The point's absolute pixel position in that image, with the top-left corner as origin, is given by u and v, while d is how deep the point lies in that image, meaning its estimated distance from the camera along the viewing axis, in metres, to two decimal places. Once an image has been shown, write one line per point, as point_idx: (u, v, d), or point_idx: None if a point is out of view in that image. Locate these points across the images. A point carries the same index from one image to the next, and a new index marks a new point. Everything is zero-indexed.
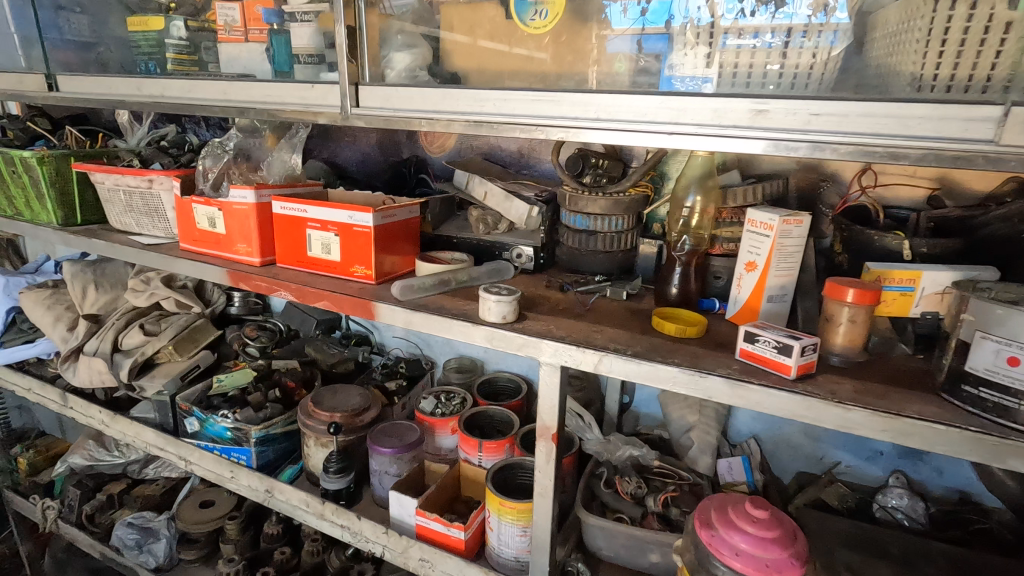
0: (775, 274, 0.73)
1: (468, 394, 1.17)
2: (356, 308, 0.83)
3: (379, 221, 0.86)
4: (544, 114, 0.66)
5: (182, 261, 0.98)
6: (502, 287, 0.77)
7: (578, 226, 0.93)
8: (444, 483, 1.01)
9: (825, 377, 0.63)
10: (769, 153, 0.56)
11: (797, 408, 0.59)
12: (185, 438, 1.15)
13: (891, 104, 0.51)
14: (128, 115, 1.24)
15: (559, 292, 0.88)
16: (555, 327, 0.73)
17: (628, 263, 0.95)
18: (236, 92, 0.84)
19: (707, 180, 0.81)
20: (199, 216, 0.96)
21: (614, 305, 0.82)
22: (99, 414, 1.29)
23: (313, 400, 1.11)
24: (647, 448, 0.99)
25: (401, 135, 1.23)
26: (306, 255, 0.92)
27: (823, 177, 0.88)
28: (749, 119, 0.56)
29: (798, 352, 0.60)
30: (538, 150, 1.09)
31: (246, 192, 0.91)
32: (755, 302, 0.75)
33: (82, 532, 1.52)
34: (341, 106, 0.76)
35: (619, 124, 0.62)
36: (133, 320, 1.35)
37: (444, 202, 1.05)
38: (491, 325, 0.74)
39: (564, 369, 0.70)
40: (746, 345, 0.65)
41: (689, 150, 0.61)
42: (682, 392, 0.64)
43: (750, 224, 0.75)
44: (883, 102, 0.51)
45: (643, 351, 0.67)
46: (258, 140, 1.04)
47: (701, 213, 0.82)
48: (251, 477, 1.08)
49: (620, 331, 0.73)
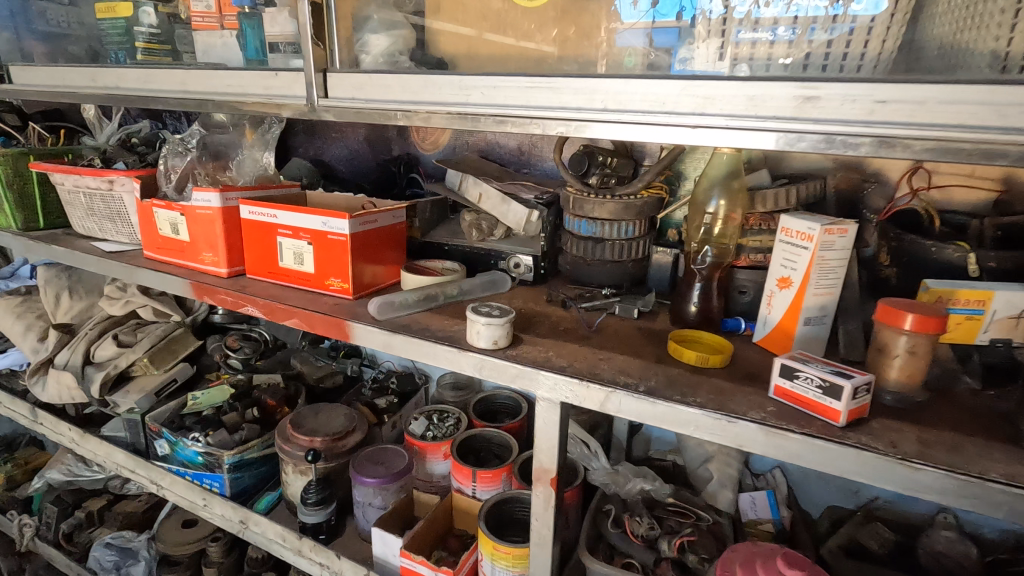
0: (815, 292, 0.62)
1: (463, 414, 1.06)
2: (328, 328, 0.73)
3: (356, 228, 0.76)
4: (541, 104, 0.55)
5: (144, 271, 0.88)
6: (494, 305, 0.66)
7: (583, 232, 0.83)
8: (433, 518, 0.91)
9: (881, 421, 0.51)
10: (770, 147, 0.47)
11: (849, 464, 0.48)
12: (156, 461, 1.07)
13: (982, 86, 0.40)
14: (96, 110, 1.15)
15: (561, 309, 0.77)
16: (554, 354, 0.63)
17: (639, 274, 0.85)
18: (194, 82, 0.74)
19: (733, 180, 0.70)
20: (161, 222, 0.86)
21: (623, 325, 0.72)
22: (69, 431, 1.21)
23: (292, 422, 1.01)
24: (660, 481, 0.89)
25: (390, 129, 1.12)
26: (278, 265, 0.82)
27: (865, 177, 0.76)
28: (794, 108, 0.45)
29: (849, 394, 0.49)
30: (539, 146, 0.99)
31: (210, 195, 0.81)
32: (790, 325, 0.64)
33: (60, 551, 1.45)
34: (307, 97, 0.66)
35: (632, 114, 0.51)
36: (107, 330, 1.26)
37: (436, 205, 0.95)
38: (480, 352, 0.63)
39: (564, 404, 0.60)
40: (782, 381, 0.54)
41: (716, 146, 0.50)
42: (706, 439, 0.53)
43: (784, 233, 0.64)
44: (969, 85, 0.40)
45: (657, 386, 0.57)
46: (229, 137, 0.94)
47: (726, 219, 0.71)
48: (225, 506, 0.99)
49: (630, 359, 0.62)
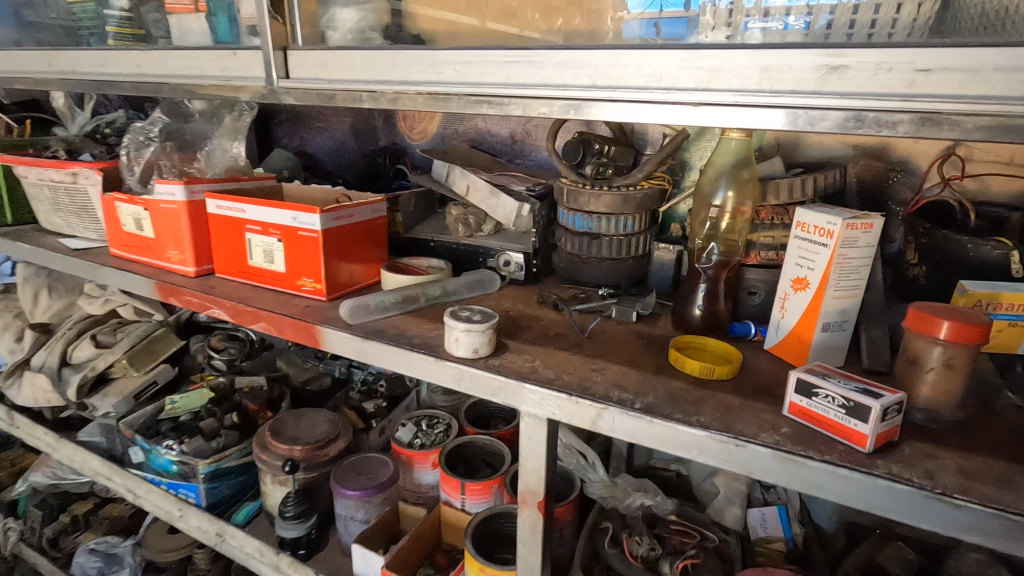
0: (834, 294, 0.55)
1: (454, 421, 0.99)
2: (297, 333, 0.67)
3: (329, 224, 0.70)
4: (523, 82, 0.49)
5: (107, 270, 0.82)
6: (476, 308, 0.60)
7: (579, 227, 0.76)
8: (419, 534, 0.85)
9: (913, 446, 0.44)
10: (787, 127, 0.40)
11: (878, 497, 0.41)
12: (131, 469, 1.02)
13: None
14: (66, 98, 1.09)
15: (554, 312, 0.70)
16: (542, 364, 0.56)
17: (639, 273, 0.79)
18: (150, 64, 0.68)
19: (743, 168, 0.63)
20: (125, 217, 0.81)
21: (620, 330, 0.65)
22: (46, 436, 1.16)
23: (271, 429, 0.95)
24: (662, 495, 0.82)
25: (376, 118, 1.05)
26: (247, 264, 0.76)
27: (890, 166, 0.69)
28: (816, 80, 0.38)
29: (878, 417, 0.42)
30: (532, 134, 0.92)
31: (174, 188, 0.75)
32: (806, 331, 0.57)
33: (44, 557, 1.40)
34: (266, 78, 0.60)
35: (631, 88, 0.44)
36: (86, 329, 1.21)
37: (421, 196, 0.88)
38: (458, 362, 0.57)
39: (552, 421, 0.53)
40: (798, 399, 0.47)
41: (724, 127, 0.43)
42: (712, 464, 0.46)
43: (800, 228, 0.57)
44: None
45: (657, 402, 0.50)
46: (199, 126, 0.88)
47: (738, 211, 0.64)
48: (201, 518, 0.94)
49: (626, 370, 0.55)
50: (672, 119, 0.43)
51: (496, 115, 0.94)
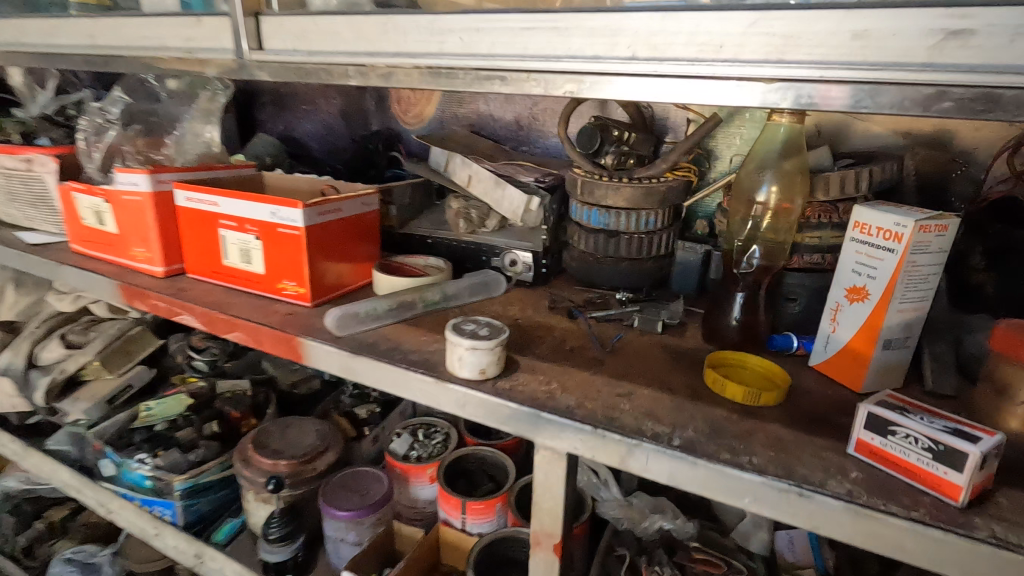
0: (898, 307, 0.47)
1: (453, 429, 0.90)
2: (277, 345, 0.58)
3: (313, 219, 0.61)
4: (544, 53, 0.41)
5: (65, 269, 0.74)
6: (482, 320, 0.52)
7: (593, 223, 0.68)
8: (415, 557, 0.77)
9: (1011, 496, 0.37)
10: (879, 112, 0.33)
11: (978, 566, 0.34)
12: (103, 482, 0.94)
13: None
14: (25, 76, 0.99)
15: (568, 320, 0.62)
16: (559, 387, 0.48)
17: (661, 276, 0.70)
18: (103, 34, 0.59)
19: (788, 160, 0.55)
20: (84, 210, 0.72)
21: (646, 343, 0.57)
22: (12, 444, 1.08)
23: (254, 441, 0.87)
24: (683, 518, 0.75)
25: (368, 100, 0.96)
26: (222, 264, 0.68)
27: (948, 158, 0.61)
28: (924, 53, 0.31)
29: (975, 464, 0.35)
30: (540, 119, 0.83)
31: (138, 177, 0.66)
32: (862, 349, 0.50)
33: (17, 567, 1.33)
34: (236, 49, 0.51)
35: (648, 60, 0.37)
36: (56, 328, 1.12)
37: (418, 187, 0.80)
38: (462, 385, 0.49)
39: (573, 456, 0.45)
40: (869, 436, 0.39)
41: (788, 108, 0.35)
42: (768, 515, 0.39)
43: (858, 230, 0.49)
44: None
45: (698, 437, 0.42)
46: (168, 107, 0.79)
47: (787, 202, 0.55)
48: (177, 538, 0.86)
49: (657, 394, 0.48)
50: (672, 97, 0.38)
51: (500, 97, 0.86)
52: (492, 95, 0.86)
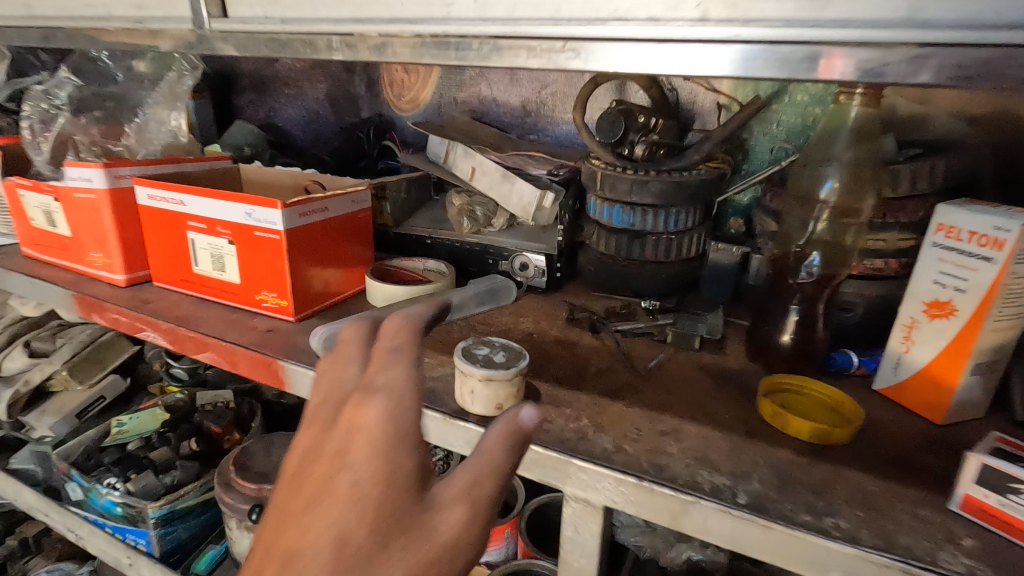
0: (994, 327, 0.40)
1: None
2: (255, 369, 0.50)
3: (295, 222, 0.53)
4: (583, 16, 0.35)
5: (14, 277, 0.65)
6: (496, 341, 0.44)
7: (616, 222, 0.60)
8: None
9: None
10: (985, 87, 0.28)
11: None
12: (70, 506, 0.85)
13: None
14: None
15: (590, 335, 0.54)
16: (590, 425, 0.41)
17: (689, 278, 0.62)
18: (42, 3, 0.50)
19: (856, 146, 0.46)
20: (33, 209, 0.63)
21: (684, 364, 0.49)
22: None
23: (236, 462, 0.79)
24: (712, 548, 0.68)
25: (357, 84, 0.87)
26: (192, 271, 0.59)
27: None
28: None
29: None
30: (550, 104, 0.75)
31: (91, 172, 0.57)
32: (945, 375, 0.42)
33: None
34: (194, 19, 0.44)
35: (649, 21, 0.33)
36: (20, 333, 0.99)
37: (414, 181, 0.71)
38: (474, 422, 0.41)
39: (611, 509, 0.38)
40: (983, 496, 0.33)
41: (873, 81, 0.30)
42: None
43: (943, 234, 0.41)
44: None
45: (765, 491, 0.35)
46: (130, 92, 0.70)
47: (856, 190, 0.47)
48: (153, 570, 0.78)
49: (707, 433, 0.40)
50: (663, 68, 0.34)
51: (505, 80, 0.77)
52: (496, 77, 0.77)
